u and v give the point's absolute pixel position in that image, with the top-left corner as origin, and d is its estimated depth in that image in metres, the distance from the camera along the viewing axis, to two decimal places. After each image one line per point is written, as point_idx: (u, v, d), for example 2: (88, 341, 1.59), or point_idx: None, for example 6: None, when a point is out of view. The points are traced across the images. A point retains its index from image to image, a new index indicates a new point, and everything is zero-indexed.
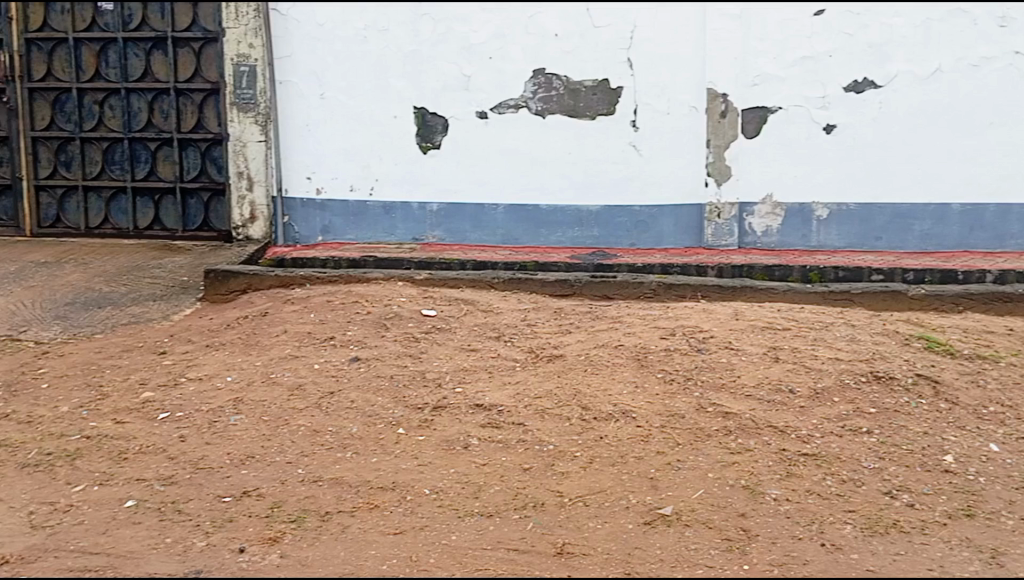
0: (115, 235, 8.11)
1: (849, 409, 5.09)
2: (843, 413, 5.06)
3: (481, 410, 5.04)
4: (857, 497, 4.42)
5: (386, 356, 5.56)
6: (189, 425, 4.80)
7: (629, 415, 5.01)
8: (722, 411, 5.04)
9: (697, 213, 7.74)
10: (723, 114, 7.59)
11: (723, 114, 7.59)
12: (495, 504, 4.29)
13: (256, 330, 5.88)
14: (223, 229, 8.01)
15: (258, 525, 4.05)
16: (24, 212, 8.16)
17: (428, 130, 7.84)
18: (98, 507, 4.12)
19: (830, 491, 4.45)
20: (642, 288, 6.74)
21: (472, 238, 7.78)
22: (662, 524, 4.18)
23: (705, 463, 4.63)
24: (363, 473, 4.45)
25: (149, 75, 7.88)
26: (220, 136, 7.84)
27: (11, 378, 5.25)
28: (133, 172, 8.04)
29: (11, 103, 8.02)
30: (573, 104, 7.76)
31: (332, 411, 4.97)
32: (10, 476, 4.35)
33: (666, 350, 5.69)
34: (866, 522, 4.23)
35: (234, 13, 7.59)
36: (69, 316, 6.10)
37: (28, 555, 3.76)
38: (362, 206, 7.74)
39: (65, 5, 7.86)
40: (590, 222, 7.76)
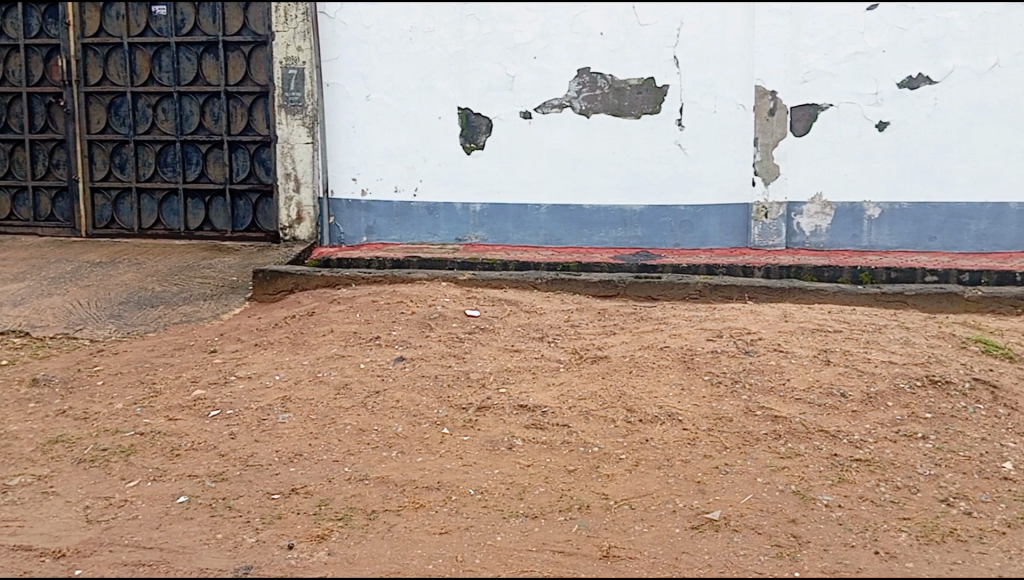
0: (167, 236, 8.26)
1: (904, 414, 5.03)
2: (897, 418, 4.99)
3: (526, 411, 5.06)
4: (912, 504, 4.36)
5: (431, 356, 5.60)
6: (240, 423, 4.88)
7: (676, 418, 5.00)
8: (770, 415, 5.01)
9: (743, 213, 7.69)
10: (772, 112, 7.53)
11: (771, 112, 7.53)
12: (540, 505, 4.31)
13: (303, 330, 5.96)
14: (271, 230, 8.12)
15: (306, 522, 4.11)
16: (79, 213, 8.34)
17: (473, 131, 7.88)
18: (151, 502, 4.21)
19: (882, 498, 4.39)
20: (688, 289, 6.70)
21: (516, 238, 7.81)
22: (710, 529, 4.16)
23: (753, 467, 4.61)
24: (409, 473, 4.49)
25: (201, 78, 8.01)
26: (269, 139, 7.95)
27: (68, 375, 5.38)
28: (185, 174, 8.18)
29: (68, 107, 8.20)
30: (617, 103, 7.74)
31: (378, 410, 5.02)
32: (66, 471, 4.45)
33: (713, 351, 5.66)
34: (922, 530, 4.17)
35: (284, 17, 7.68)
36: (122, 315, 6.23)
37: (83, 549, 3.84)
38: (407, 206, 7.80)
39: (120, 11, 8.03)
40: (634, 223, 7.74)
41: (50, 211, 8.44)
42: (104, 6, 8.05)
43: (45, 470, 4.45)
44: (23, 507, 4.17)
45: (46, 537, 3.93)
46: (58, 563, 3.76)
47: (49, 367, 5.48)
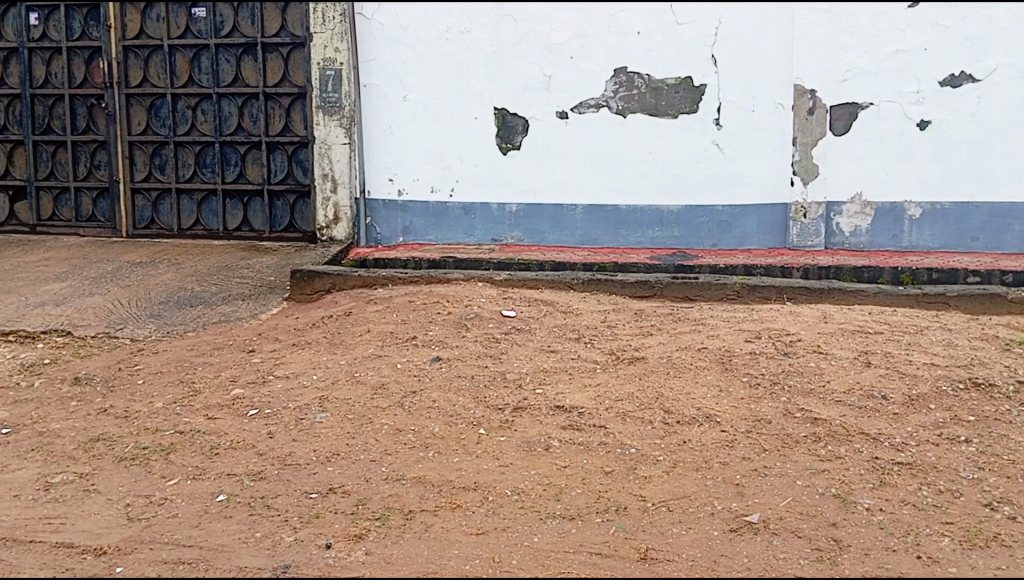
0: (206, 236, 8.34)
1: (946, 417, 4.93)
2: (939, 421, 4.89)
3: (563, 412, 5.03)
4: (955, 508, 4.26)
5: (468, 356, 5.59)
6: (278, 422, 4.90)
7: (713, 420, 4.94)
8: (810, 417, 4.94)
9: (782, 213, 7.59)
10: (811, 110, 7.43)
11: (811, 110, 7.43)
12: (577, 507, 4.28)
13: (341, 330, 5.97)
14: (309, 230, 8.17)
15: (344, 522, 4.11)
16: (120, 214, 8.43)
17: (510, 131, 7.86)
18: (191, 500, 4.23)
19: (925, 502, 4.30)
20: (726, 290, 6.62)
21: (552, 238, 7.78)
22: (748, 532, 4.10)
23: (792, 470, 4.54)
24: (446, 473, 4.48)
25: (240, 80, 8.08)
26: (306, 139, 8.00)
27: (109, 374, 5.43)
28: (224, 175, 8.25)
29: (109, 109, 8.29)
30: (654, 103, 7.68)
31: (415, 410, 5.02)
32: (107, 469, 4.49)
33: (751, 353, 5.59)
34: (965, 535, 4.08)
35: (321, 19, 7.73)
36: (162, 315, 6.29)
37: (124, 546, 3.87)
38: (443, 206, 7.81)
39: (160, 13, 8.12)
40: (671, 223, 7.67)
41: (91, 211, 8.53)
42: (144, 9, 8.14)
43: (87, 468, 4.49)
44: (65, 505, 4.20)
45: (87, 534, 3.96)
46: (100, 560, 3.79)
47: (91, 366, 5.54)
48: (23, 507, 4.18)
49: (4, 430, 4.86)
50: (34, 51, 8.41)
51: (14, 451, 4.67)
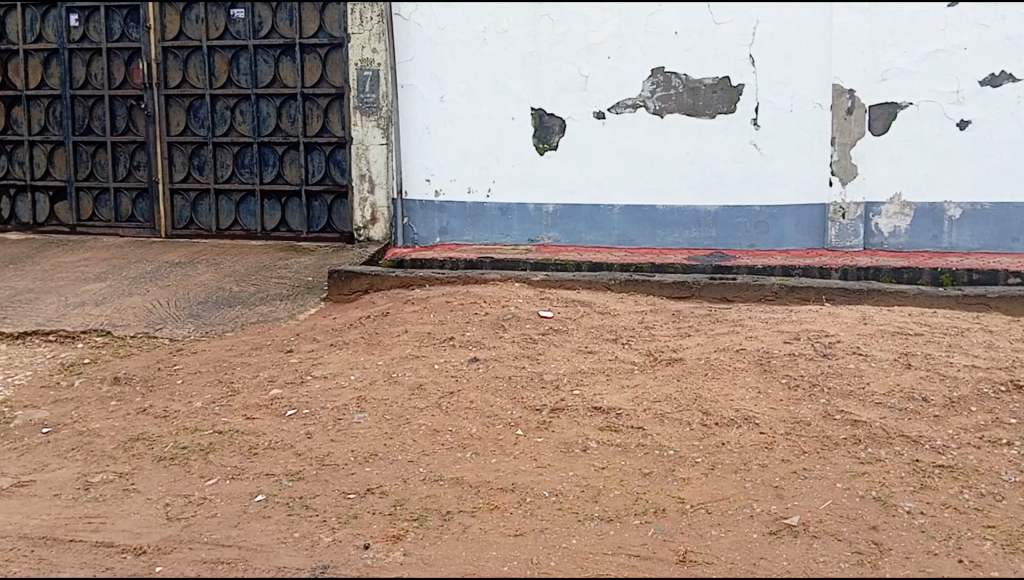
0: (244, 236, 8.37)
1: (988, 419, 4.80)
2: (981, 423, 4.76)
3: (601, 413, 4.96)
4: (997, 512, 4.15)
5: (505, 356, 5.55)
6: (316, 422, 4.89)
7: (753, 421, 4.85)
8: (851, 419, 4.83)
9: (820, 213, 7.47)
10: (850, 110, 7.30)
11: (849, 111, 7.30)
12: (615, 509, 4.21)
13: (378, 330, 5.96)
14: (346, 231, 8.18)
15: (381, 522, 4.08)
16: (159, 214, 8.47)
17: (546, 131, 7.81)
18: (230, 500, 4.23)
19: (967, 506, 4.19)
20: (764, 290, 6.52)
21: (588, 239, 7.72)
22: (788, 535, 4.02)
23: (833, 472, 4.44)
24: (483, 474, 4.44)
25: (278, 81, 8.11)
26: (344, 140, 8.02)
27: (149, 374, 5.45)
28: (262, 175, 8.28)
29: (148, 110, 8.35)
30: (692, 103, 7.59)
31: (452, 410, 4.98)
32: (147, 468, 4.49)
33: (790, 354, 5.48)
34: (1007, 540, 3.97)
35: (359, 19, 7.74)
36: (201, 315, 6.31)
37: (164, 546, 3.86)
38: (479, 207, 7.77)
39: (199, 15, 8.17)
40: (708, 224, 7.57)
41: (131, 212, 8.57)
42: (184, 10, 8.19)
43: (127, 468, 4.50)
44: (105, 504, 4.20)
45: (127, 534, 3.95)
46: (139, 560, 3.78)
47: (130, 366, 5.56)
48: (64, 506, 4.18)
49: (45, 430, 4.88)
50: (74, 52, 8.46)
51: (55, 450, 4.68)
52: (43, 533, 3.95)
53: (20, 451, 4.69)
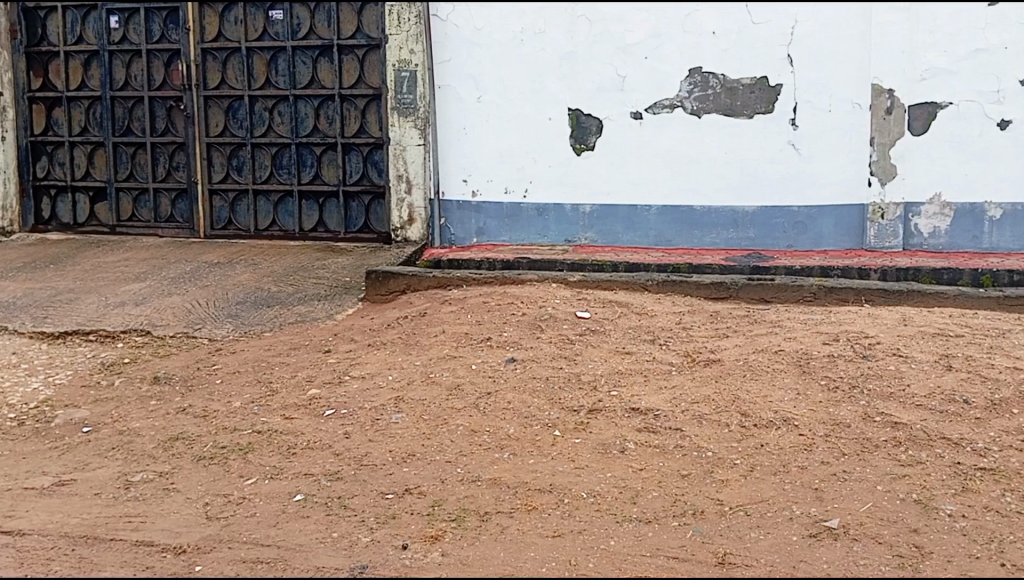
0: (282, 237, 8.40)
1: None
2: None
3: (639, 414, 4.90)
4: None
5: (543, 357, 5.50)
6: (354, 422, 4.87)
7: (792, 423, 4.76)
8: (890, 421, 4.73)
9: (859, 213, 7.34)
10: (889, 110, 7.16)
11: (888, 111, 7.16)
12: (654, 510, 4.15)
13: (415, 330, 5.94)
14: (383, 231, 8.19)
15: (420, 522, 4.05)
16: (198, 215, 8.52)
17: (583, 132, 7.76)
18: (269, 500, 4.22)
19: (1009, 509, 4.10)
20: (802, 291, 6.39)
21: (625, 240, 7.64)
22: (828, 537, 3.95)
23: (873, 475, 4.35)
24: (521, 474, 4.40)
25: (316, 82, 8.14)
26: (381, 141, 8.05)
27: (188, 374, 5.47)
28: (300, 176, 8.31)
29: (188, 111, 8.40)
30: (729, 103, 7.49)
31: (490, 411, 4.94)
32: (187, 468, 4.50)
33: (830, 355, 5.38)
34: None
35: (397, 20, 7.78)
36: (240, 315, 6.33)
37: (203, 545, 3.86)
38: (516, 208, 7.74)
39: (238, 16, 8.21)
40: (746, 224, 7.47)
41: (170, 212, 8.62)
42: (223, 12, 8.25)
43: (167, 467, 4.51)
44: (145, 503, 4.21)
45: (168, 533, 3.95)
46: (180, 558, 3.78)
47: (170, 366, 5.59)
48: (105, 505, 4.19)
49: (86, 428, 4.90)
50: (115, 54, 8.53)
51: (96, 449, 4.70)
52: (84, 531, 3.95)
53: (61, 450, 4.71)
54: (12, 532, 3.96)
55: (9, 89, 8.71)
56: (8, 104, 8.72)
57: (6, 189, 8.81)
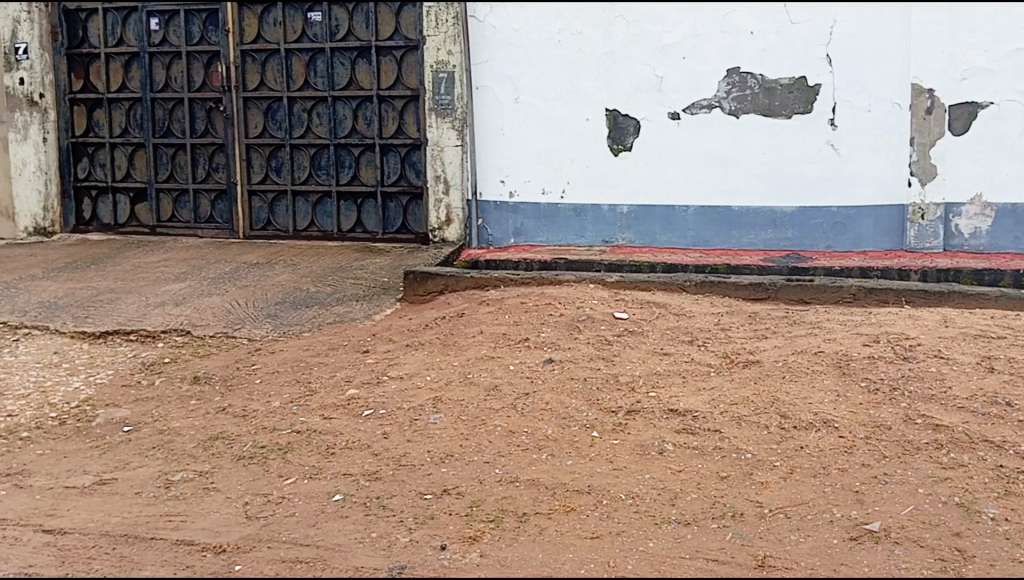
0: (320, 237, 8.43)
1: None
2: None
3: (677, 416, 4.83)
4: None
5: (581, 358, 5.46)
6: (392, 422, 4.87)
7: (832, 425, 4.67)
8: (932, 423, 4.63)
9: (899, 214, 7.21)
10: (929, 110, 7.03)
11: (929, 111, 7.03)
12: (693, 512, 4.09)
13: (453, 331, 5.93)
14: (421, 232, 8.20)
15: (458, 523, 4.03)
16: (238, 216, 8.57)
17: (620, 132, 7.71)
18: (308, 499, 4.22)
19: None
20: (842, 292, 6.28)
21: (662, 240, 7.57)
22: (869, 541, 3.89)
23: (914, 477, 4.28)
24: (559, 475, 4.36)
25: (354, 83, 8.18)
26: (419, 142, 8.08)
27: (228, 374, 5.50)
28: (338, 177, 8.34)
29: (227, 112, 8.46)
30: (768, 103, 7.40)
31: (528, 412, 4.90)
32: (227, 467, 4.52)
33: (871, 357, 5.28)
34: None
35: (435, 22, 7.81)
36: (279, 315, 6.36)
37: (243, 544, 3.86)
38: (553, 209, 7.70)
39: (277, 18, 8.27)
40: (785, 225, 7.37)
41: (209, 213, 8.68)
42: (262, 14, 8.30)
43: (207, 466, 4.53)
44: (185, 502, 4.22)
45: (207, 532, 3.96)
46: (220, 557, 3.78)
47: (210, 366, 5.62)
48: (146, 504, 4.20)
49: (127, 428, 4.94)
50: (155, 56, 8.62)
51: (137, 448, 4.73)
52: (125, 530, 3.96)
53: (102, 449, 4.74)
54: (54, 529, 3.97)
55: (51, 91, 8.82)
56: (50, 105, 8.83)
57: (48, 190, 8.92)
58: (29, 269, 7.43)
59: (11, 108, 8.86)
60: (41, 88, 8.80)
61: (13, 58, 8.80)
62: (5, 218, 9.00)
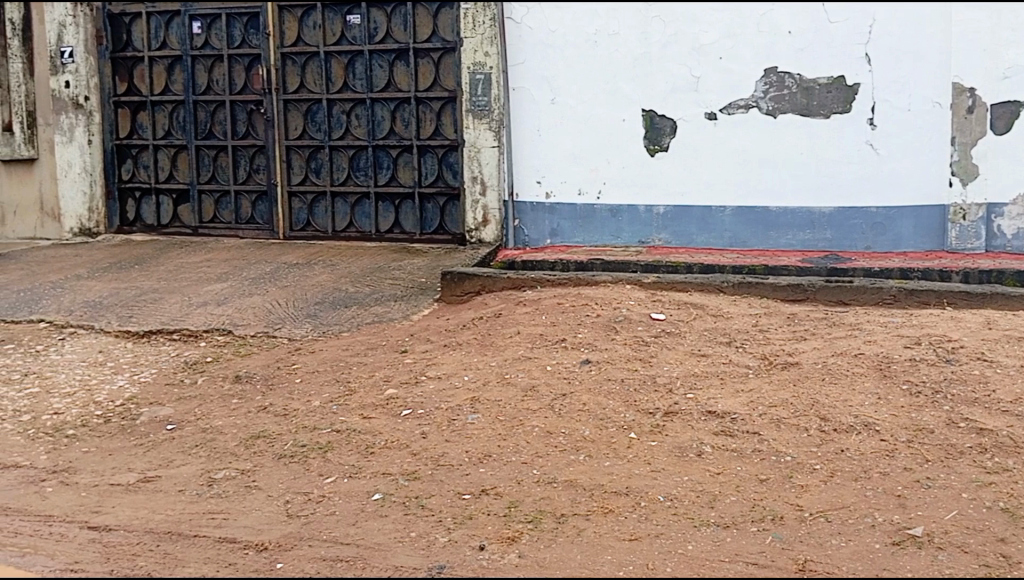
0: (359, 238, 8.48)
1: None
2: None
3: (715, 418, 4.80)
4: None
5: (618, 359, 5.44)
6: (431, 422, 4.88)
7: (873, 428, 4.62)
8: (975, 427, 4.57)
9: (939, 214, 7.10)
10: (970, 109, 6.92)
11: (970, 110, 6.92)
12: (732, 515, 4.06)
13: (490, 331, 5.94)
14: (458, 233, 8.22)
15: (496, 523, 4.04)
16: (278, 216, 8.64)
17: (657, 132, 7.67)
18: (348, 498, 4.25)
19: None
20: (882, 294, 6.20)
21: (699, 241, 7.53)
22: (912, 546, 3.84)
23: (957, 482, 4.22)
24: (597, 477, 4.35)
25: (392, 85, 8.23)
26: (456, 143, 8.11)
27: (269, 373, 5.55)
28: (376, 178, 8.39)
29: (268, 114, 8.54)
30: (806, 103, 7.33)
31: (565, 413, 4.89)
32: (268, 466, 4.56)
33: (912, 359, 5.20)
34: None
35: (472, 23, 7.86)
36: (318, 315, 6.41)
37: (284, 543, 3.89)
38: (590, 209, 7.69)
39: (317, 21, 8.34)
40: (823, 225, 7.29)
41: (250, 214, 8.76)
42: (302, 17, 8.38)
43: (249, 465, 4.57)
44: (227, 500, 4.27)
45: (249, 530, 4.00)
46: (261, 555, 3.81)
47: (251, 365, 5.68)
48: (189, 501, 4.25)
49: (170, 426, 5.00)
50: (197, 59, 8.73)
51: (180, 446, 4.80)
52: (169, 527, 4.01)
53: (146, 447, 4.81)
54: (99, 526, 4.02)
55: (95, 94, 8.96)
56: (94, 108, 8.98)
57: (93, 191, 9.07)
58: (74, 269, 7.55)
59: (57, 110, 9.03)
60: (86, 91, 8.94)
61: (59, 61, 8.96)
62: (52, 219, 9.21)
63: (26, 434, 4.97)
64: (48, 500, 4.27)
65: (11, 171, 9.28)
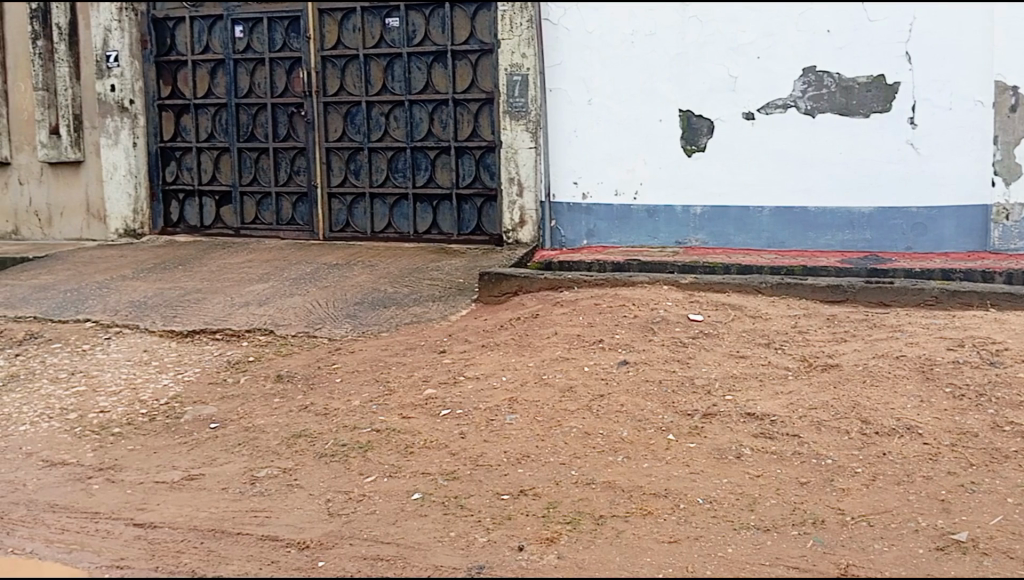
0: (397, 238, 8.53)
1: None
2: None
3: (755, 420, 4.77)
4: None
5: (656, 360, 5.42)
6: (469, 423, 4.90)
7: (916, 431, 4.56)
8: (1021, 431, 4.52)
9: (982, 214, 6.99)
10: (1013, 108, 6.81)
11: (1013, 108, 6.81)
12: (773, 518, 4.03)
13: (528, 331, 5.94)
14: (495, 233, 8.24)
15: (535, 524, 4.04)
16: (318, 218, 8.72)
17: (694, 133, 7.63)
18: (388, 498, 4.28)
19: None
20: (923, 295, 6.11)
21: (736, 241, 7.48)
22: (957, 551, 3.78)
23: (1003, 487, 4.16)
24: (636, 479, 4.33)
25: (430, 87, 8.27)
26: (493, 144, 8.13)
27: (309, 372, 5.61)
28: (414, 179, 8.44)
29: (308, 117, 8.62)
30: (845, 102, 7.25)
31: (603, 414, 4.89)
32: (309, 465, 4.60)
33: (955, 361, 5.14)
34: None
35: (509, 25, 7.88)
36: (357, 315, 6.45)
37: (325, 541, 3.93)
38: (626, 210, 7.67)
39: (356, 24, 8.40)
40: (863, 226, 7.21)
41: (291, 215, 8.84)
42: (341, 20, 8.45)
43: (290, 463, 4.62)
44: (270, 498, 4.32)
45: (290, 528, 4.03)
46: (303, 553, 3.85)
47: (292, 365, 5.74)
48: (231, 499, 4.31)
49: (213, 425, 5.07)
50: (240, 63, 8.83)
51: (223, 445, 4.86)
52: (212, 525, 4.06)
53: (190, 445, 4.88)
54: (144, 523, 4.07)
55: (140, 97, 9.09)
56: (139, 111, 9.10)
57: (138, 193, 9.20)
58: (119, 269, 7.67)
59: (104, 114, 9.17)
60: (131, 95, 9.07)
61: (105, 66, 9.10)
62: (99, 220, 9.37)
63: (74, 432, 5.05)
64: (94, 497, 4.34)
65: (59, 174, 9.46)
